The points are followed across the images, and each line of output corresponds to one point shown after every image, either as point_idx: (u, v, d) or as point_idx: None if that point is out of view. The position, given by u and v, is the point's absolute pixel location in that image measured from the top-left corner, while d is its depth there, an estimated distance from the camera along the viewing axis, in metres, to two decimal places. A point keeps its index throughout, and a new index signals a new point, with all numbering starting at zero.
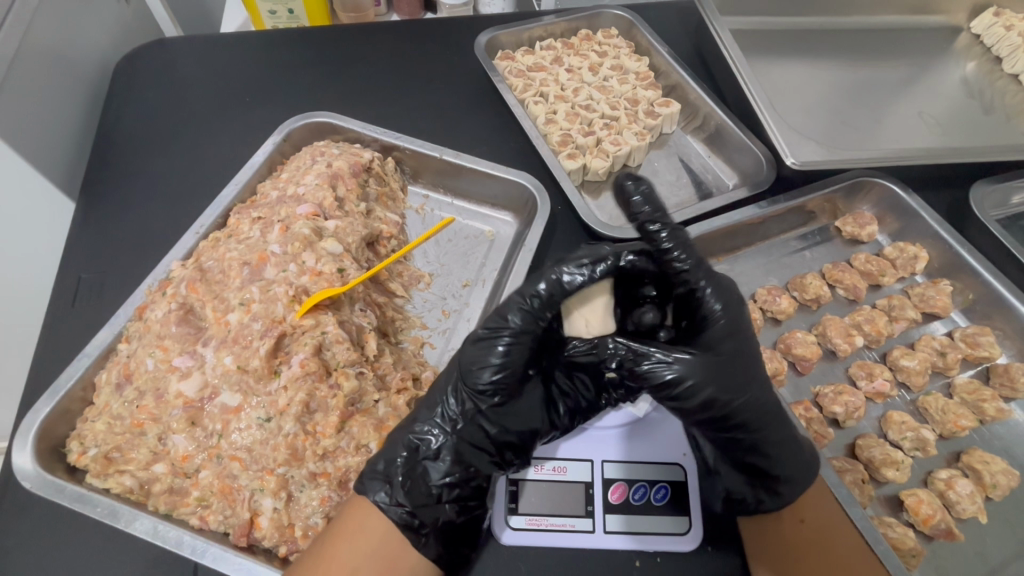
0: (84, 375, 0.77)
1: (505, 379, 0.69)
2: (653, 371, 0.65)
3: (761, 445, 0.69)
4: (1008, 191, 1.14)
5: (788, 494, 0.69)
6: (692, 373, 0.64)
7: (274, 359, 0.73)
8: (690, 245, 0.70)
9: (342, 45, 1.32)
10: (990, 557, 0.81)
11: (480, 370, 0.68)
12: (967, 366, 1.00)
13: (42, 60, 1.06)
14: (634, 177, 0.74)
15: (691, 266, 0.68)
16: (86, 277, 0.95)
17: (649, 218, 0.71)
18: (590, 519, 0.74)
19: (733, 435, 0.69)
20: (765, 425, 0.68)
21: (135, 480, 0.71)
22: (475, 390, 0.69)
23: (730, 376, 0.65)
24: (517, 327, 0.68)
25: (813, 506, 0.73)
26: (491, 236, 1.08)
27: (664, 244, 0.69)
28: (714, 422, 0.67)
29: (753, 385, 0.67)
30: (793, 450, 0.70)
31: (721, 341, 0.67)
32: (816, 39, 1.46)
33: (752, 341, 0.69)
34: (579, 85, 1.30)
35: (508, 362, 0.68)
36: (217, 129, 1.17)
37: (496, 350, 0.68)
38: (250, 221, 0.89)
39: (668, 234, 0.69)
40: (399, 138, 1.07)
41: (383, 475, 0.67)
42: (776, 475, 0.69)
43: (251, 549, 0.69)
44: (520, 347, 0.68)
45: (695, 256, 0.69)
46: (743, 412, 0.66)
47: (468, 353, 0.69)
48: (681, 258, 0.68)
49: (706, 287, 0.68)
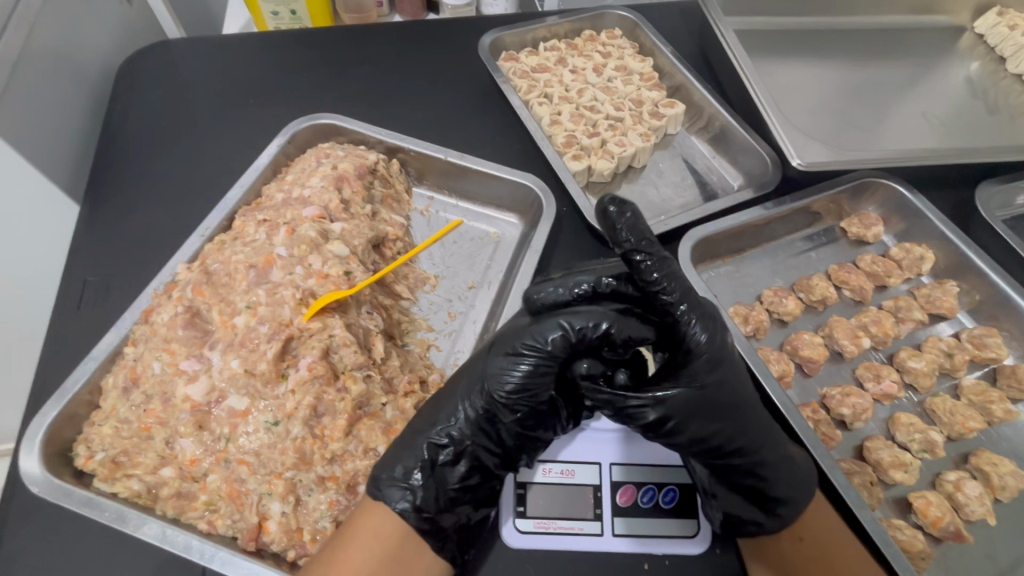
0: (90, 379, 0.77)
1: (529, 396, 0.68)
2: (642, 412, 0.65)
3: (755, 468, 0.70)
4: (1014, 192, 1.14)
5: (788, 515, 0.70)
6: (678, 409, 0.65)
7: (281, 363, 0.73)
8: (677, 274, 0.65)
9: (346, 46, 1.32)
10: (999, 559, 0.81)
11: (507, 383, 0.68)
12: (974, 368, 0.99)
13: (45, 62, 1.06)
14: (617, 200, 0.66)
15: (678, 299, 0.65)
16: (90, 280, 0.95)
17: (635, 246, 0.64)
18: (599, 522, 0.73)
19: (726, 461, 0.69)
20: (758, 449, 0.69)
21: (142, 484, 0.71)
22: (498, 400, 0.68)
23: (715, 408, 0.66)
24: (547, 352, 0.66)
25: (812, 523, 0.73)
26: (497, 238, 1.07)
27: (650, 277, 0.64)
28: (706, 452, 0.68)
29: (741, 410, 0.67)
30: (790, 469, 0.71)
31: (707, 372, 0.65)
32: (820, 40, 1.46)
33: (736, 363, 0.68)
34: (584, 86, 1.30)
35: (534, 380, 0.68)
36: (221, 131, 1.16)
37: (525, 367, 0.67)
38: (255, 223, 0.88)
39: (655, 263, 0.64)
40: (404, 140, 1.07)
41: (402, 481, 0.67)
42: (773, 495, 0.70)
43: (259, 553, 0.69)
44: (549, 370, 0.67)
45: (680, 287, 0.65)
46: (732, 439, 0.68)
47: (495, 363, 0.69)
48: (666, 290, 0.64)
49: (691, 320, 0.65)
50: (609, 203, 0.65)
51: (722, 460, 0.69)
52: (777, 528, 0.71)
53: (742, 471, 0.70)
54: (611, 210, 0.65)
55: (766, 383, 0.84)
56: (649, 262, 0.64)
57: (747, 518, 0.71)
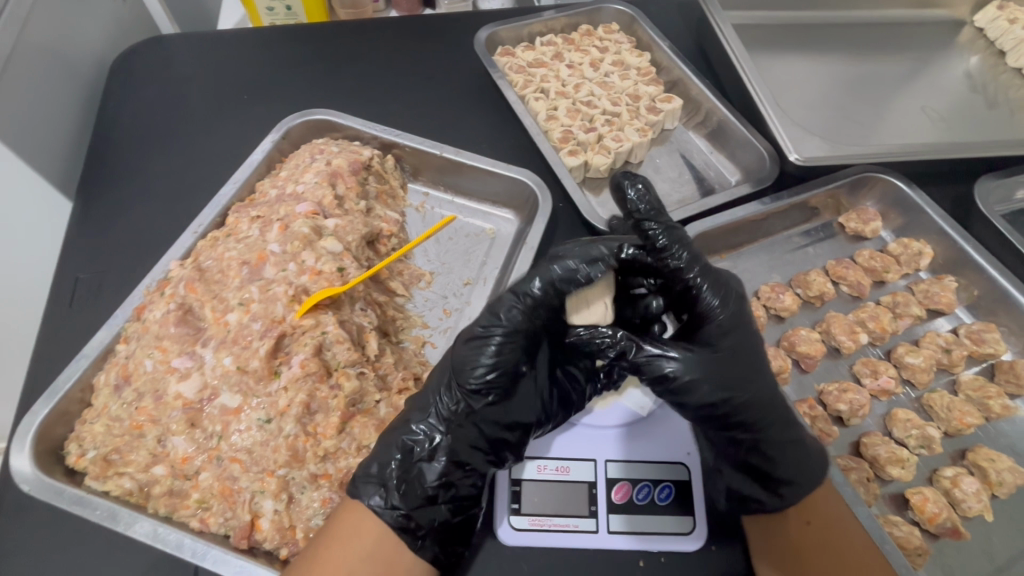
0: (82, 377, 0.76)
1: (497, 377, 0.69)
2: (653, 364, 0.67)
3: (763, 444, 0.70)
4: (1013, 186, 1.13)
5: (790, 497, 0.69)
6: (691, 368, 0.67)
7: (274, 360, 0.73)
8: (687, 244, 0.72)
9: (342, 42, 1.31)
10: (997, 555, 0.81)
11: (472, 369, 0.69)
12: (972, 363, 0.99)
13: (36, 58, 1.05)
14: (629, 176, 0.76)
15: (688, 264, 0.71)
16: (83, 277, 0.94)
17: (645, 215, 0.73)
18: (594, 519, 0.73)
19: (733, 433, 0.70)
20: (766, 423, 0.70)
21: (134, 483, 0.70)
22: (467, 389, 0.69)
23: (728, 373, 0.67)
24: (507, 326, 0.69)
25: (820, 507, 0.71)
26: (492, 234, 1.07)
27: (660, 243, 0.71)
28: (715, 421, 0.69)
29: (753, 380, 0.69)
30: (798, 450, 0.71)
31: (719, 339, 0.69)
32: (819, 34, 1.45)
33: (753, 338, 0.71)
34: (580, 81, 1.29)
35: (501, 359, 0.69)
36: (215, 127, 1.16)
37: (486, 351, 0.69)
38: (249, 220, 0.88)
39: (665, 232, 0.71)
40: (398, 135, 1.06)
41: (377, 478, 0.67)
42: (777, 476, 0.70)
43: (252, 551, 0.68)
44: (512, 347, 0.69)
45: (691, 254, 0.71)
46: (742, 408, 0.68)
47: (461, 352, 0.70)
48: (675, 255, 0.71)
49: (702, 285, 0.70)
50: (622, 177, 0.76)
51: (729, 430, 0.70)
52: (778, 508, 0.70)
53: (749, 446, 0.71)
54: (624, 184, 0.76)
55: None
56: (656, 229, 0.71)
57: (748, 494, 0.71)
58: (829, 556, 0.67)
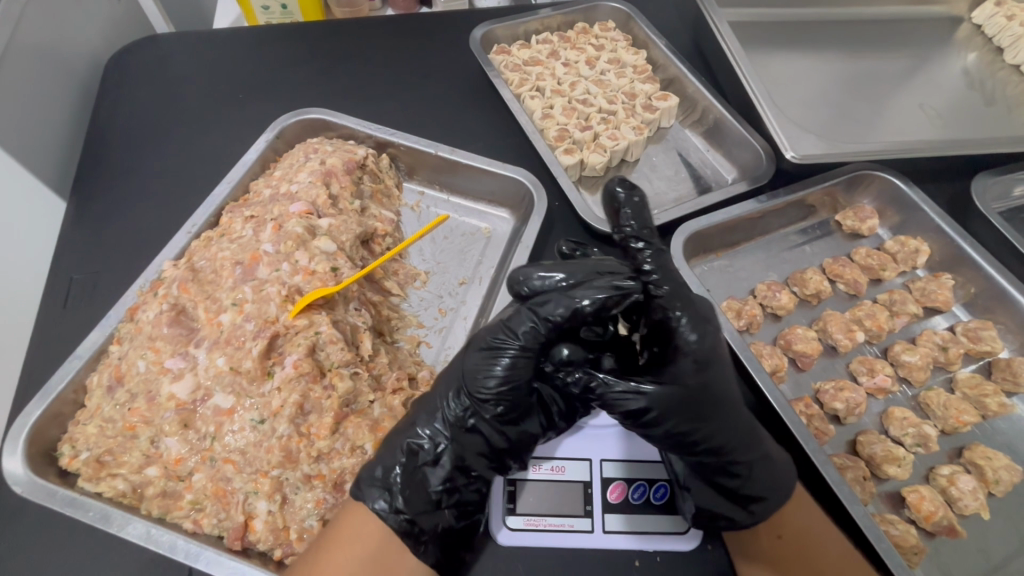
0: (75, 378, 0.76)
1: (509, 390, 0.68)
2: (622, 400, 0.65)
3: (732, 468, 0.69)
4: (1011, 183, 1.12)
5: (760, 512, 0.70)
6: (662, 403, 0.65)
7: (267, 360, 0.72)
8: (671, 270, 0.75)
9: (337, 40, 1.30)
10: (993, 554, 0.80)
11: (485, 379, 0.68)
12: (968, 361, 0.99)
13: (30, 57, 1.05)
14: (628, 187, 0.83)
15: (669, 292, 0.72)
16: (77, 277, 0.94)
17: (635, 234, 0.79)
18: (589, 519, 0.73)
19: (704, 459, 0.68)
20: (738, 448, 0.68)
21: (127, 484, 0.70)
22: (478, 397, 0.68)
23: (699, 406, 0.66)
24: (522, 344, 0.67)
25: (791, 522, 0.73)
26: (488, 234, 1.07)
27: (646, 265, 0.76)
28: (687, 449, 0.67)
29: (725, 411, 0.67)
30: (767, 469, 0.70)
31: (694, 372, 0.67)
32: (816, 31, 1.44)
33: (725, 368, 0.70)
34: (576, 79, 1.29)
35: (514, 373, 0.68)
36: (209, 126, 1.15)
37: (501, 362, 0.67)
38: (243, 219, 0.88)
39: (651, 253, 0.77)
40: (393, 134, 1.06)
41: (382, 482, 0.66)
42: (749, 496, 0.69)
43: (245, 552, 0.68)
44: (526, 360, 0.68)
45: (671, 287, 0.73)
46: (713, 437, 0.67)
47: (472, 360, 0.69)
48: (657, 283, 0.73)
49: (681, 317, 0.70)
50: (619, 185, 0.83)
51: (700, 458, 0.68)
52: (749, 524, 0.70)
53: (719, 470, 0.69)
54: (618, 191, 0.83)
55: (758, 377, 0.83)
56: (646, 251, 0.77)
57: (721, 513, 0.70)
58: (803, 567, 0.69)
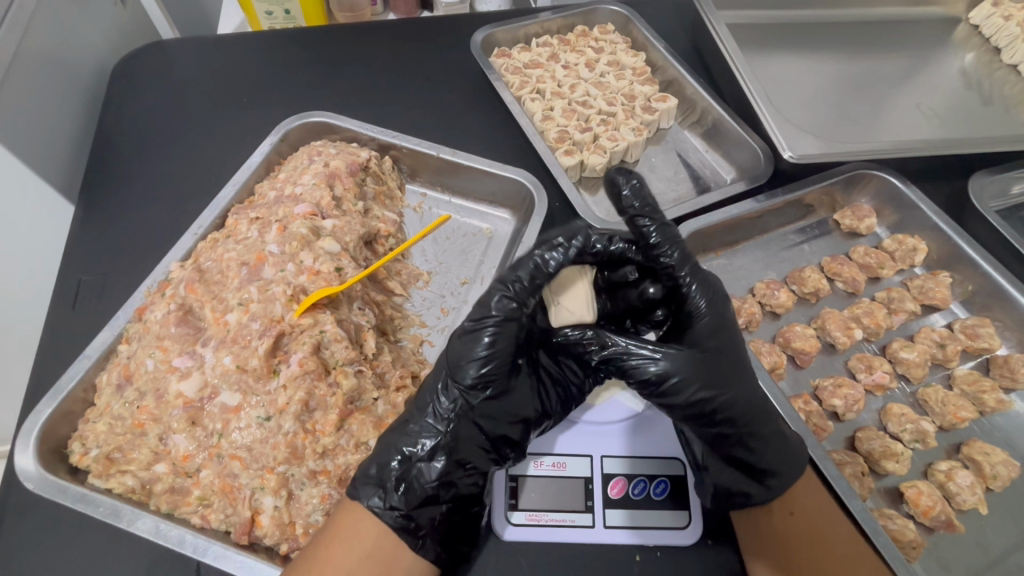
0: (85, 377, 0.78)
1: (492, 369, 0.69)
2: (640, 366, 0.68)
3: (747, 440, 0.70)
4: (1008, 182, 1.13)
5: (776, 488, 0.70)
6: (678, 369, 0.67)
7: (273, 359, 0.74)
8: (678, 241, 0.71)
9: (339, 45, 1.32)
10: (992, 548, 0.81)
11: (467, 364, 0.69)
12: (967, 358, 1.00)
13: (39, 62, 1.07)
14: (624, 172, 0.75)
15: (678, 261, 0.71)
16: (86, 279, 0.96)
17: (638, 211, 0.73)
18: (590, 514, 0.74)
19: (721, 431, 0.70)
20: (752, 420, 0.70)
21: (136, 480, 0.71)
22: (463, 384, 0.69)
23: (715, 372, 0.69)
24: (500, 316, 0.68)
25: (804, 500, 0.73)
26: (489, 234, 1.08)
27: (651, 239, 0.71)
28: (703, 418, 0.69)
29: (737, 380, 0.69)
30: (781, 444, 0.71)
31: (708, 337, 0.70)
32: (813, 32, 1.46)
33: (736, 339, 0.72)
34: (576, 81, 1.30)
35: (494, 351, 0.69)
36: (214, 130, 1.17)
37: (481, 342, 0.69)
38: (248, 221, 0.89)
39: (656, 229, 0.71)
40: (396, 137, 1.07)
41: (376, 480, 0.67)
42: (762, 468, 0.70)
43: (252, 547, 0.69)
44: (506, 335, 0.69)
45: (681, 253, 0.71)
46: (728, 406, 0.69)
47: (455, 347, 0.70)
48: (665, 252, 0.71)
49: (692, 284, 0.71)
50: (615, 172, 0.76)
51: (716, 429, 0.69)
52: (766, 500, 0.71)
53: (736, 443, 0.70)
54: (618, 180, 0.75)
55: (758, 374, 0.84)
56: (649, 226, 0.71)
57: (737, 489, 0.71)
58: (812, 544, 0.70)
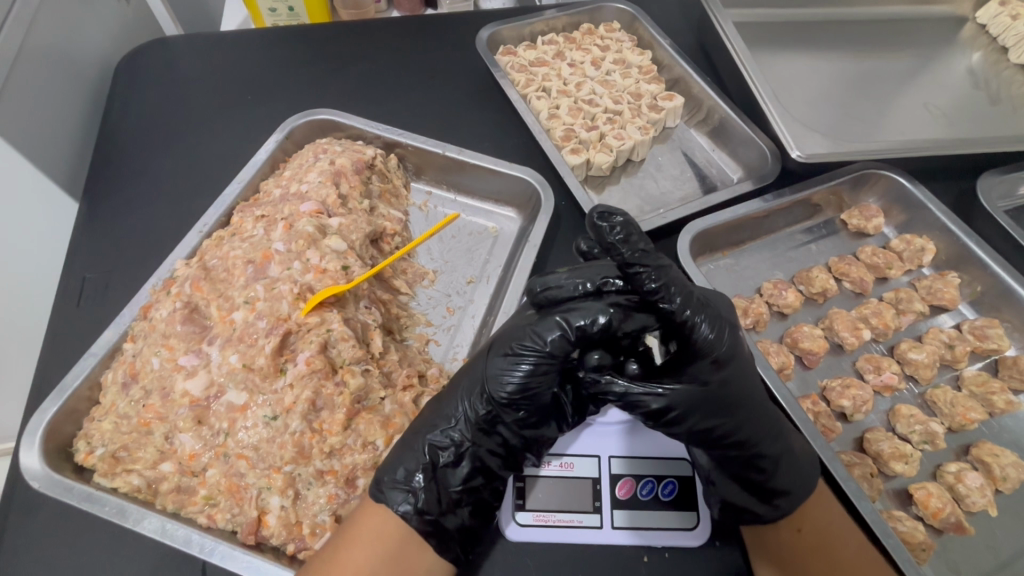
0: (90, 375, 0.77)
1: (529, 395, 0.68)
2: (642, 403, 0.65)
3: (756, 462, 0.69)
4: (1015, 182, 1.13)
5: (785, 506, 0.70)
6: (679, 403, 0.65)
7: (279, 357, 0.73)
8: (679, 281, 0.64)
9: (343, 42, 1.31)
10: (1001, 551, 0.81)
11: (504, 384, 0.67)
12: (975, 359, 0.99)
13: (43, 59, 1.06)
14: (606, 213, 0.65)
15: (680, 303, 0.63)
16: (90, 277, 0.95)
17: (632, 258, 0.63)
18: (598, 515, 0.73)
19: (726, 451, 0.69)
20: (758, 443, 0.69)
21: (142, 479, 0.71)
22: (497, 402, 0.68)
23: (719, 403, 0.66)
24: (548, 351, 0.66)
25: (814, 517, 0.72)
26: (495, 233, 1.07)
27: (649, 287, 0.62)
28: (708, 443, 0.69)
29: (742, 409, 0.67)
30: (790, 461, 0.70)
31: (711, 371, 0.66)
32: (820, 31, 1.45)
33: (743, 363, 0.68)
34: (582, 79, 1.29)
35: (534, 381, 0.67)
36: (219, 127, 1.16)
37: (522, 369, 0.66)
38: (253, 219, 0.89)
39: (655, 274, 0.62)
40: (401, 135, 1.07)
41: (404, 485, 0.67)
42: (773, 487, 0.70)
43: (259, 546, 0.69)
44: (547, 371, 0.67)
45: (682, 294, 0.63)
46: (734, 433, 0.68)
47: (493, 364, 0.68)
48: (667, 299, 0.62)
49: (698, 321, 0.64)
50: (597, 214, 0.65)
51: (722, 451, 0.69)
52: (774, 518, 0.70)
53: (744, 463, 0.70)
54: (603, 224, 0.64)
55: (766, 374, 0.83)
56: (648, 272, 0.62)
57: (745, 508, 0.70)
58: (819, 560, 0.68)
